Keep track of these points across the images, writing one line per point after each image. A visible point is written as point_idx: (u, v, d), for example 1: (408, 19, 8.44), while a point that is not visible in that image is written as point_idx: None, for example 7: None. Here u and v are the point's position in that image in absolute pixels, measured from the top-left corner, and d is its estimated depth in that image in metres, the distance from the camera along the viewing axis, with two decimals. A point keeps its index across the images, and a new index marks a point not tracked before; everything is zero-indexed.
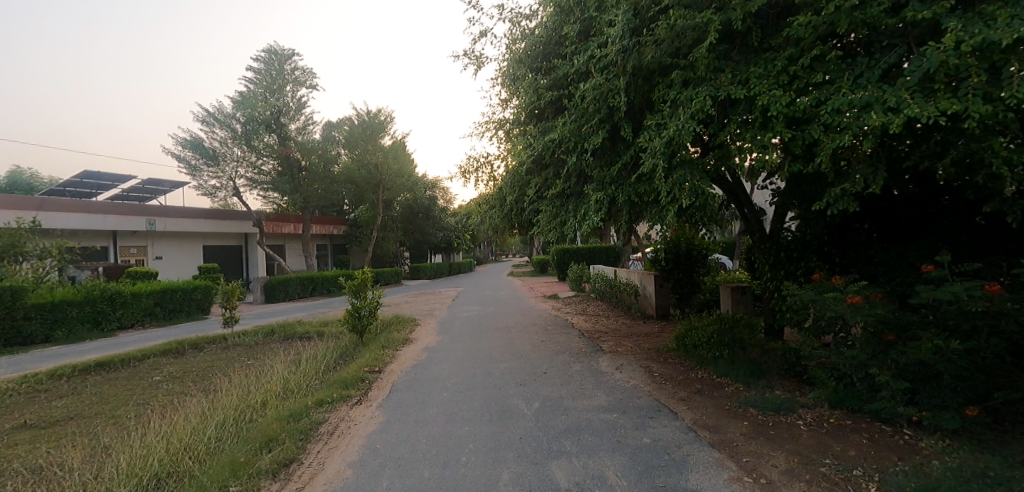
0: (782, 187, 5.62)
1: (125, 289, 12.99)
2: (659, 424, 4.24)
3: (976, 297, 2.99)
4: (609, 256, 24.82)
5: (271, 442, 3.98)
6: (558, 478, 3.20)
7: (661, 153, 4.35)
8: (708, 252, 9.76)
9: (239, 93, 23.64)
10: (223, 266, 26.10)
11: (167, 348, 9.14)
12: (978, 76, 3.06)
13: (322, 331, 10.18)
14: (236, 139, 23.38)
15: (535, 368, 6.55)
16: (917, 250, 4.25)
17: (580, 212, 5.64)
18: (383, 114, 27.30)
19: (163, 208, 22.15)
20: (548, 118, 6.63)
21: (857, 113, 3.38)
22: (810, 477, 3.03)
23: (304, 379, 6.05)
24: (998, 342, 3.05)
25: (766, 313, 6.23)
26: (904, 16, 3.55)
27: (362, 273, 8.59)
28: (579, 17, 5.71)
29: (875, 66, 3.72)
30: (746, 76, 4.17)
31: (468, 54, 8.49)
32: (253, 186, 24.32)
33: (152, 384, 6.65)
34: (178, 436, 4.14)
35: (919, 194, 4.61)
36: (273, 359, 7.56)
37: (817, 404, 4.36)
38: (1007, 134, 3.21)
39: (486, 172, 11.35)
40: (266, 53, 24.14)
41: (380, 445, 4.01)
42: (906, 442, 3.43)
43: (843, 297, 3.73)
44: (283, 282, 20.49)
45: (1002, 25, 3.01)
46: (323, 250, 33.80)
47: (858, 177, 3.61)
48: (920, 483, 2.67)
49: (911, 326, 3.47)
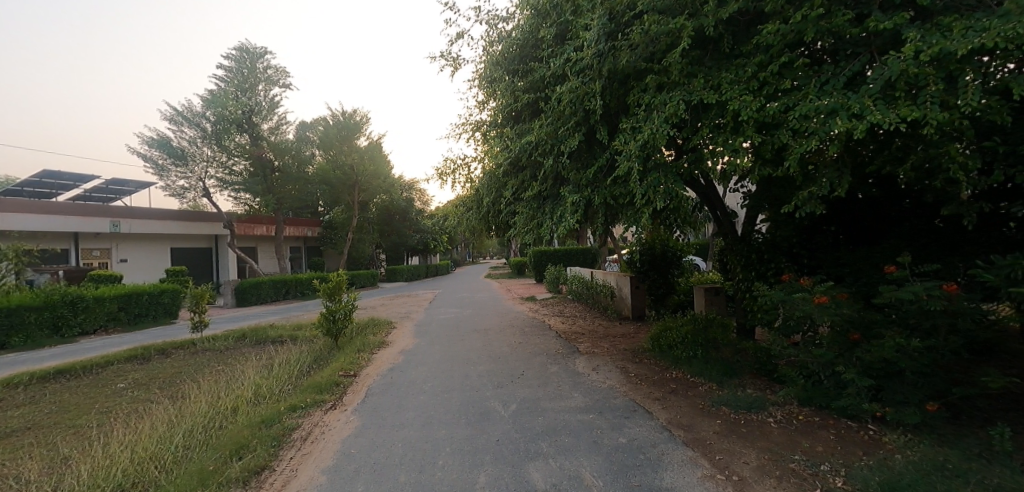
0: (752, 190, 5.76)
1: (87, 293, 12.48)
2: (635, 424, 4.29)
3: (935, 296, 3.12)
4: (585, 258, 25.26)
5: (242, 449, 3.88)
6: (534, 479, 3.21)
7: (636, 156, 4.41)
8: (681, 253, 9.94)
9: (209, 92, 22.92)
10: (192, 268, 25.33)
11: (131, 354, 8.83)
12: (936, 85, 3.21)
13: (296, 335, 9.96)
14: (205, 138, 22.68)
15: (512, 370, 6.54)
16: (881, 252, 4.41)
17: (557, 214, 5.64)
18: (358, 116, 27.68)
19: (128, 209, 21.41)
20: (525, 120, 6.63)
21: (823, 119, 3.50)
22: (780, 473, 3.10)
23: (276, 385, 5.91)
24: (955, 340, 3.21)
25: (738, 314, 6.38)
26: (868, 25, 3.70)
27: (337, 275, 8.39)
28: (555, 21, 5.75)
29: (840, 73, 3.85)
30: (719, 81, 4.27)
31: (445, 55, 8.40)
32: (223, 187, 23.72)
33: (115, 392, 6.40)
34: (143, 446, 4.00)
35: (882, 197, 4.77)
36: (245, 364, 7.35)
37: (787, 402, 4.48)
38: (962, 139, 3.37)
39: (463, 173, 11.25)
40: (237, 51, 23.46)
41: (355, 450, 3.95)
42: (870, 437, 3.56)
43: (811, 297, 3.88)
44: (255, 285, 19.99)
45: (958, 37, 3.18)
46: (297, 252, 33.32)
47: (824, 181, 3.76)
48: (883, 477, 2.75)
49: (875, 324, 3.61)
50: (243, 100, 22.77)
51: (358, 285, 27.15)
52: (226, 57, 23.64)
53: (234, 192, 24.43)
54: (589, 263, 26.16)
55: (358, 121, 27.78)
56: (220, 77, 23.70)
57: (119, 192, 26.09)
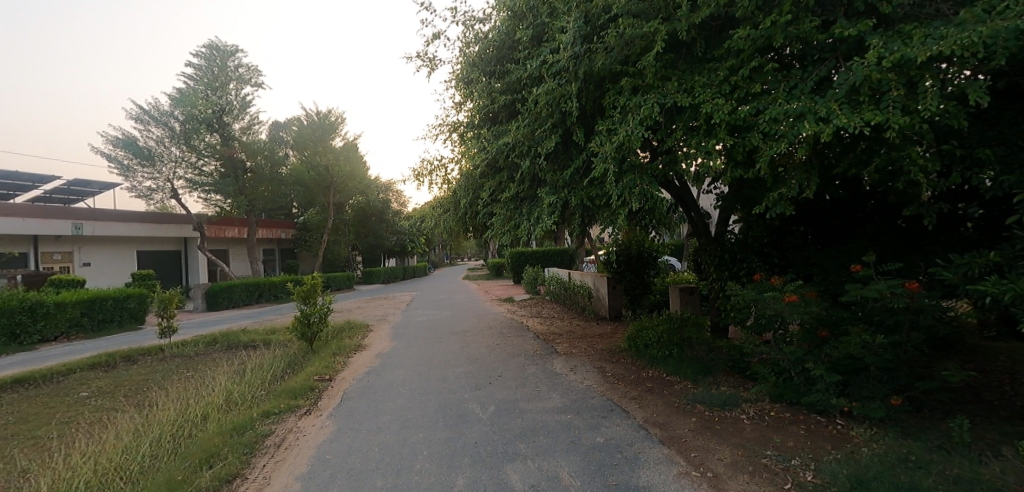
0: (725, 192, 5.87)
1: (48, 298, 11.99)
2: (612, 423, 4.32)
3: (898, 294, 3.24)
4: (562, 259, 25.43)
5: (212, 458, 3.77)
6: (512, 480, 3.21)
7: (612, 158, 4.45)
8: (657, 253, 10.08)
9: (178, 90, 22.23)
10: (160, 272, 24.60)
11: (95, 361, 8.51)
12: (897, 90, 3.33)
13: (270, 340, 9.75)
14: (173, 138, 21.94)
15: (490, 371, 6.53)
16: (848, 251, 4.55)
17: (534, 215, 5.65)
18: (334, 116, 27.32)
19: (91, 211, 20.69)
20: (502, 122, 6.63)
21: (792, 122, 3.60)
22: (753, 468, 3.17)
23: (248, 390, 5.77)
24: (917, 335, 3.33)
25: (712, 313, 6.51)
26: (834, 32, 3.82)
27: (312, 277, 8.24)
28: (532, 23, 5.79)
29: (808, 78, 3.96)
30: (692, 84, 4.35)
31: (421, 56, 8.33)
32: (193, 188, 22.98)
33: (76, 401, 6.16)
34: (108, 457, 3.86)
35: (848, 198, 4.92)
36: (216, 370, 7.15)
37: (759, 398, 4.57)
38: (922, 143, 3.50)
39: (440, 175, 11.19)
40: (207, 49, 22.80)
41: (331, 455, 3.89)
42: (838, 431, 3.66)
43: (782, 296, 3.97)
44: (227, 289, 19.51)
45: (917, 44, 3.31)
46: (271, 255, 32.73)
47: (793, 183, 3.86)
48: (851, 470, 2.83)
49: (842, 322, 3.72)
50: (213, 99, 22.18)
51: (334, 287, 26.80)
52: (195, 54, 22.95)
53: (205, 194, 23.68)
54: (567, 263, 26.33)
55: (333, 121, 27.44)
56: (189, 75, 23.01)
57: (83, 192, 25.13)
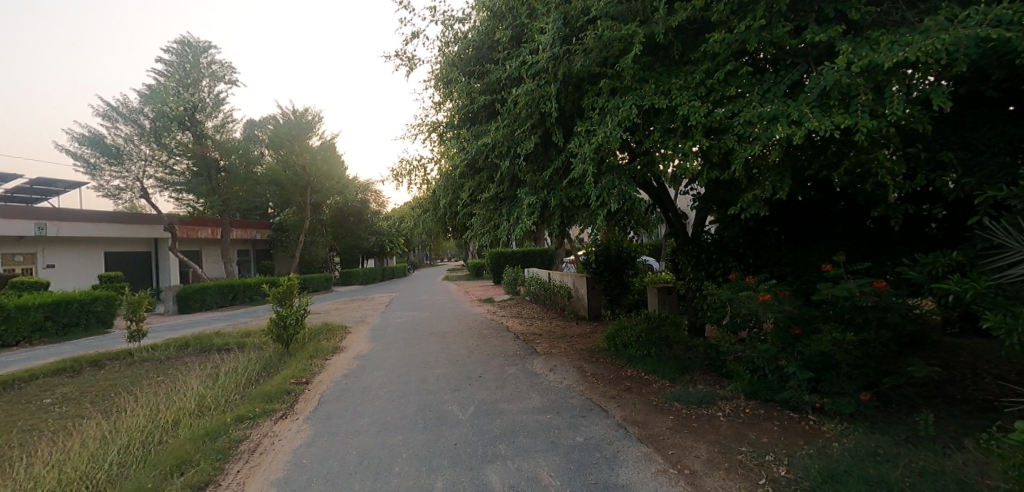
0: (702, 193, 5.96)
1: (10, 302, 11.53)
2: (591, 422, 4.35)
3: (867, 293, 3.34)
4: (542, 259, 25.55)
5: (184, 465, 3.68)
6: (492, 481, 3.20)
7: (591, 159, 4.47)
8: (636, 254, 10.19)
9: (147, 87, 21.60)
10: (128, 274, 23.90)
11: (58, 367, 8.21)
12: (866, 95, 3.43)
13: (245, 343, 9.54)
14: (143, 136, 21.37)
15: (471, 372, 6.51)
16: (820, 251, 4.67)
17: (513, 216, 5.65)
18: (311, 115, 26.95)
19: (56, 211, 19.97)
20: (481, 122, 6.62)
21: (765, 125, 3.67)
22: (728, 465, 3.23)
23: (222, 395, 5.64)
24: (885, 333, 3.44)
25: (689, 312, 6.61)
26: (805, 37, 3.92)
27: (288, 279, 8.09)
28: (511, 24, 5.80)
29: (781, 81, 4.05)
30: (669, 87, 4.41)
31: (400, 55, 8.26)
32: (164, 187, 22.45)
33: (39, 408, 5.94)
34: (72, 465, 3.73)
35: (819, 200, 5.05)
36: (187, 374, 6.97)
37: (735, 396, 4.65)
38: (889, 146, 3.61)
39: (419, 175, 11.13)
40: (177, 45, 22.22)
41: (308, 460, 3.82)
42: (810, 427, 3.75)
43: (756, 295, 4.05)
44: (200, 291, 19.05)
45: (884, 50, 3.41)
46: (245, 256, 32.11)
47: (766, 184, 3.95)
48: (822, 464, 2.90)
49: (814, 320, 3.82)
50: (185, 96, 21.66)
51: (311, 289, 26.43)
52: (166, 50, 22.33)
53: (176, 193, 23.10)
54: (547, 264, 26.45)
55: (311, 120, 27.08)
56: (159, 71, 22.38)
57: (49, 191, 24.21)
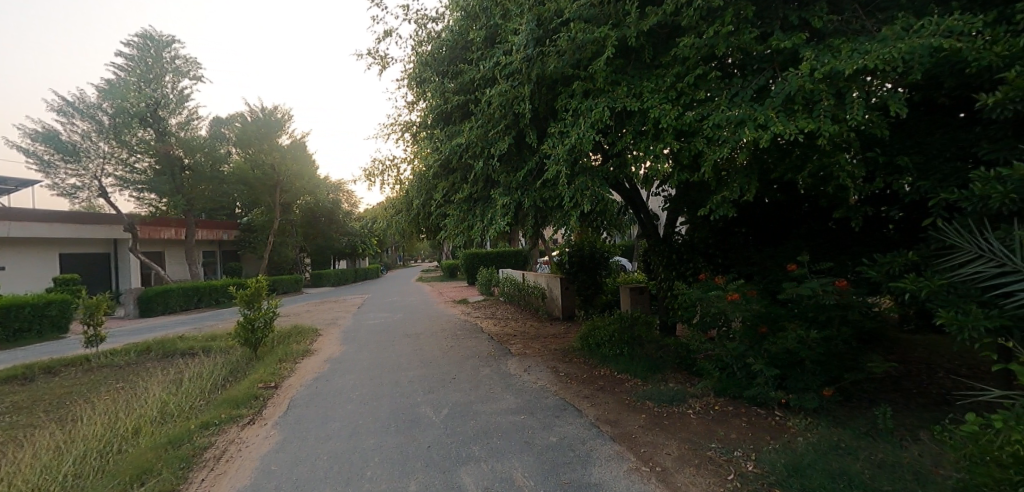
0: (673, 194, 6.07)
1: None
2: (566, 422, 4.38)
3: (829, 291, 3.47)
4: (517, 260, 25.64)
5: (144, 475, 3.54)
6: (465, 483, 3.20)
7: (564, 160, 4.50)
8: (609, 254, 10.32)
9: (106, 81, 20.68)
10: (87, 276, 22.91)
11: (6, 375, 7.79)
12: (828, 100, 3.55)
13: (211, 347, 9.24)
14: (102, 132, 20.17)
15: (445, 374, 6.48)
16: (785, 251, 4.81)
17: (487, 217, 5.64)
18: (280, 112, 26.36)
19: (5, 210, 18.98)
20: (455, 122, 6.58)
21: (733, 129, 3.77)
22: (698, 461, 3.29)
23: (186, 401, 5.46)
24: (846, 330, 3.57)
25: (660, 311, 6.73)
26: (771, 44, 4.04)
27: (257, 281, 7.88)
28: (485, 24, 5.79)
29: (748, 86, 4.15)
30: (640, 90, 4.47)
31: (371, 53, 8.16)
32: (124, 186, 21.41)
33: None
34: (23, 478, 3.55)
35: (785, 202, 5.20)
36: (149, 380, 6.71)
37: (704, 393, 4.75)
38: (850, 150, 3.75)
39: (393, 175, 11.00)
40: (139, 38, 21.44)
41: (276, 466, 3.74)
42: (776, 422, 3.85)
43: (725, 294, 4.13)
44: (162, 294, 18.40)
45: (846, 58, 3.54)
46: (211, 257, 31.26)
47: (734, 186, 4.06)
48: (788, 459, 2.99)
49: (780, 318, 3.93)
50: (146, 92, 20.95)
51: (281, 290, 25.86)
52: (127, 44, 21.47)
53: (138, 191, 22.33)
54: (522, 264, 26.55)
55: (280, 118, 26.52)
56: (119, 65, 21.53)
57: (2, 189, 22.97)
